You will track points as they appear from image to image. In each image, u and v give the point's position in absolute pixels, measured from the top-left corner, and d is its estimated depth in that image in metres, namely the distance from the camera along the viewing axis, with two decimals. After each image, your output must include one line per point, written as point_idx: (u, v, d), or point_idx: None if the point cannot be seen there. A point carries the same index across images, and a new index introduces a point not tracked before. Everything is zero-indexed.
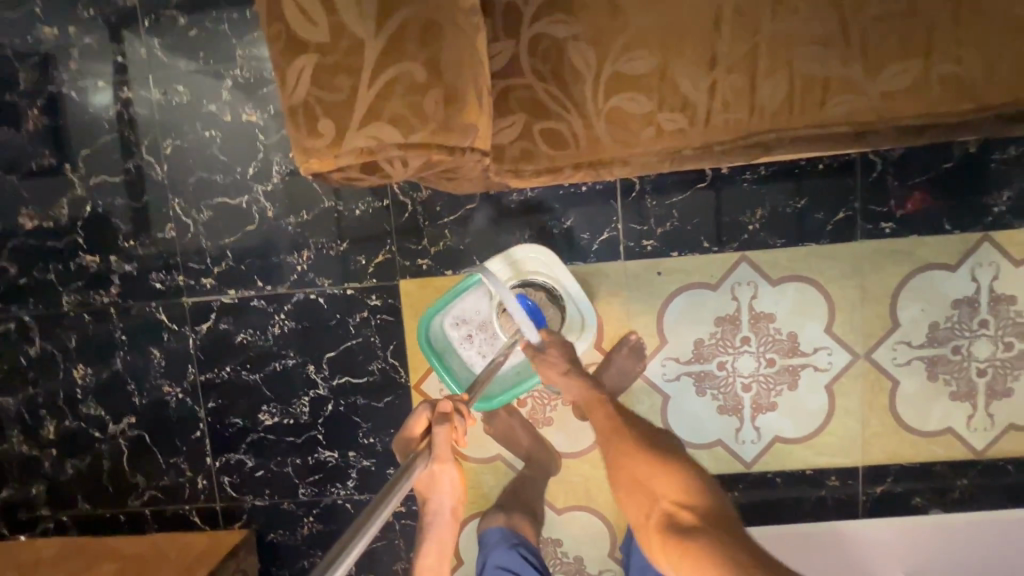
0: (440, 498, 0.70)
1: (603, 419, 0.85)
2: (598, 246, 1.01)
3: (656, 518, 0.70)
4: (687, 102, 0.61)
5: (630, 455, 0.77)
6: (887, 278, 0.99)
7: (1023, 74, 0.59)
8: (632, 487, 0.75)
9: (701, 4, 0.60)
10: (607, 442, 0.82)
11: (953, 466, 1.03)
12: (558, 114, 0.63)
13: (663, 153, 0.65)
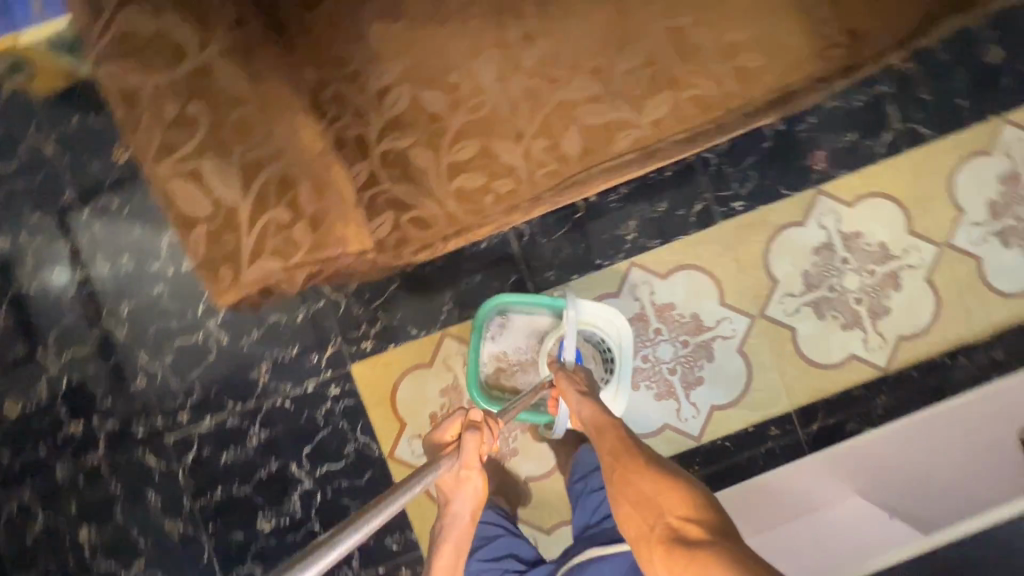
0: (463, 498, 0.87)
1: (612, 438, 0.84)
2: (510, 288, 1.16)
3: (659, 533, 0.66)
4: (511, 168, 0.79)
5: (635, 469, 0.75)
6: (754, 246, 1.16)
7: (743, 83, 0.78)
8: (635, 503, 0.72)
9: (498, 97, 0.79)
10: (613, 460, 0.80)
11: (868, 387, 1.16)
12: (417, 203, 0.79)
13: (508, 211, 0.80)
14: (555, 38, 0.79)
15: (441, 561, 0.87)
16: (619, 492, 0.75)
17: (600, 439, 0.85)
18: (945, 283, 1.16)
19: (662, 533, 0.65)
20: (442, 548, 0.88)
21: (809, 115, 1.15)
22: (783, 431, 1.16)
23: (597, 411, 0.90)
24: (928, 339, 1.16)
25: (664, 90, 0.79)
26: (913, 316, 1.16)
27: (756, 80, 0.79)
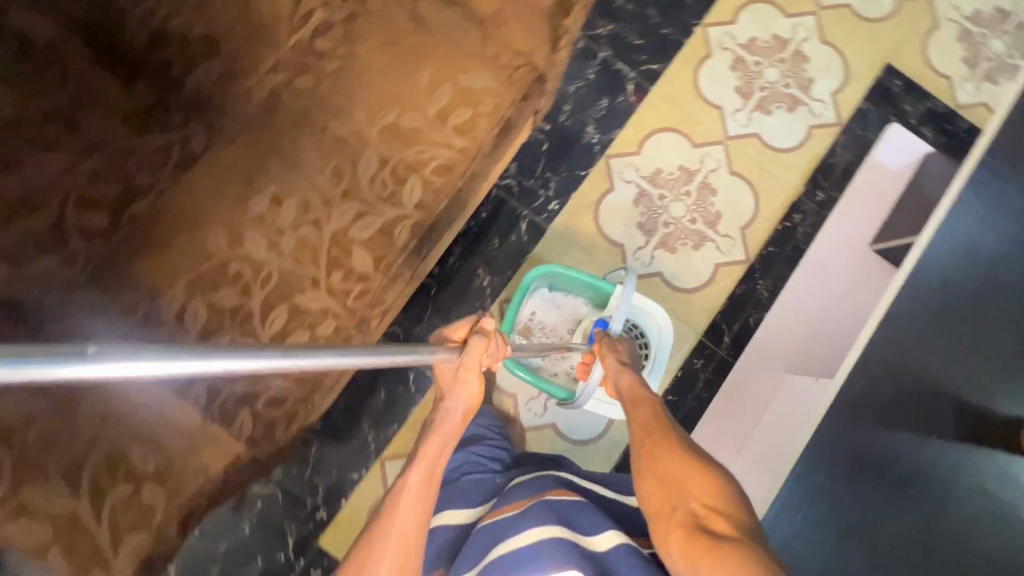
0: (455, 405, 0.84)
1: (651, 420, 0.89)
2: (415, 386, 1.20)
3: (681, 515, 0.71)
4: (326, 310, 0.85)
5: (664, 454, 0.80)
6: (587, 229, 1.27)
7: (466, 135, 0.88)
8: (655, 487, 0.77)
9: (280, 260, 0.84)
10: (644, 441, 0.85)
11: (745, 281, 1.26)
12: (264, 382, 0.82)
13: (344, 344, 0.86)
14: (299, 187, 0.86)
15: (430, 450, 0.80)
16: (642, 471, 0.81)
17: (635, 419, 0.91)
18: (746, 166, 1.30)
19: (681, 514, 0.70)
20: (425, 453, 0.79)
21: (563, 105, 1.28)
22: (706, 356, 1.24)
23: (643, 395, 0.95)
24: (763, 215, 1.28)
25: (410, 176, 0.87)
26: (741, 205, 1.29)
27: (475, 133, 0.88)
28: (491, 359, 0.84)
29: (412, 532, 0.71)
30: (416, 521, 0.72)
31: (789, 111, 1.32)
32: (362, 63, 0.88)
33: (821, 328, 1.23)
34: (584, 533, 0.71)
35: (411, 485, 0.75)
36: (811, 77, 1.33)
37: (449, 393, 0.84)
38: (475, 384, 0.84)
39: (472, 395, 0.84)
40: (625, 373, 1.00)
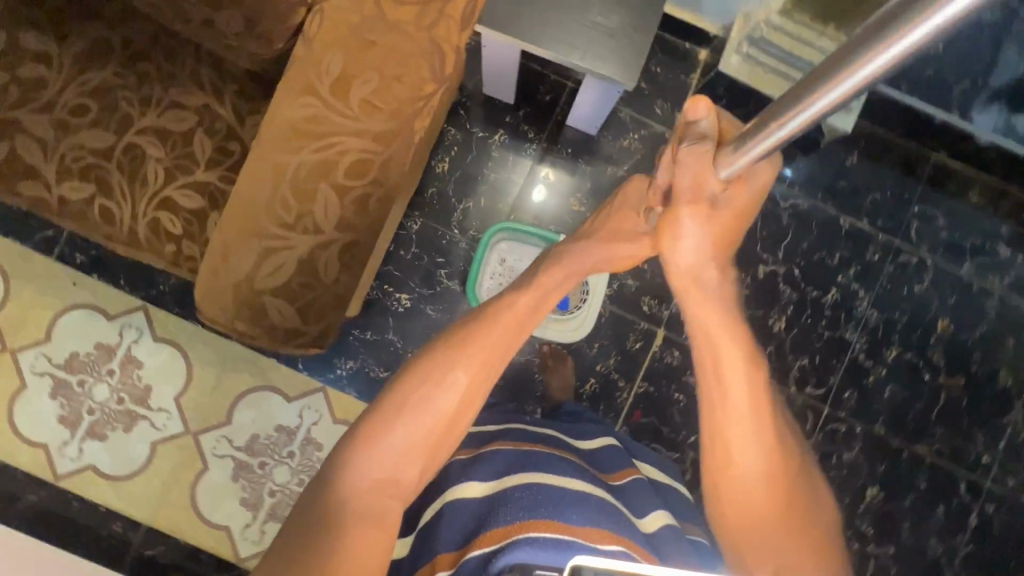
0: (551, 270, 0.80)
1: (739, 392, 0.70)
2: (39, 236, 1.16)
3: (761, 501, 0.66)
4: None
5: (738, 417, 0.69)
6: (240, 380, 1.18)
7: (148, 233, 0.82)
8: (736, 499, 0.67)
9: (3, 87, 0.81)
10: (726, 415, 0.69)
11: (213, 560, 1.15)
12: None
13: None
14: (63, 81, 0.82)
15: (522, 305, 0.76)
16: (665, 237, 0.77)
17: (731, 389, 0.69)
18: None
19: (763, 506, 0.65)
20: (542, 284, 0.79)
21: (368, 332, 1.18)
22: (118, 534, 1.15)
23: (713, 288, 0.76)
24: None
25: (91, 182, 0.81)
26: None
27: (154, 243, 0.82)
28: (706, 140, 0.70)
29: (459, 381, 0.68)
30: (502, 338, 0.72)
31: None
32: (206, 110, 0.83)
33: None
34: (638, 512, 0.66)
35: (489, 338, 0.72)
36: None
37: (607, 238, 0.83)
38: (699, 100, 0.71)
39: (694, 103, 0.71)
40: (710, 299, 0.76)
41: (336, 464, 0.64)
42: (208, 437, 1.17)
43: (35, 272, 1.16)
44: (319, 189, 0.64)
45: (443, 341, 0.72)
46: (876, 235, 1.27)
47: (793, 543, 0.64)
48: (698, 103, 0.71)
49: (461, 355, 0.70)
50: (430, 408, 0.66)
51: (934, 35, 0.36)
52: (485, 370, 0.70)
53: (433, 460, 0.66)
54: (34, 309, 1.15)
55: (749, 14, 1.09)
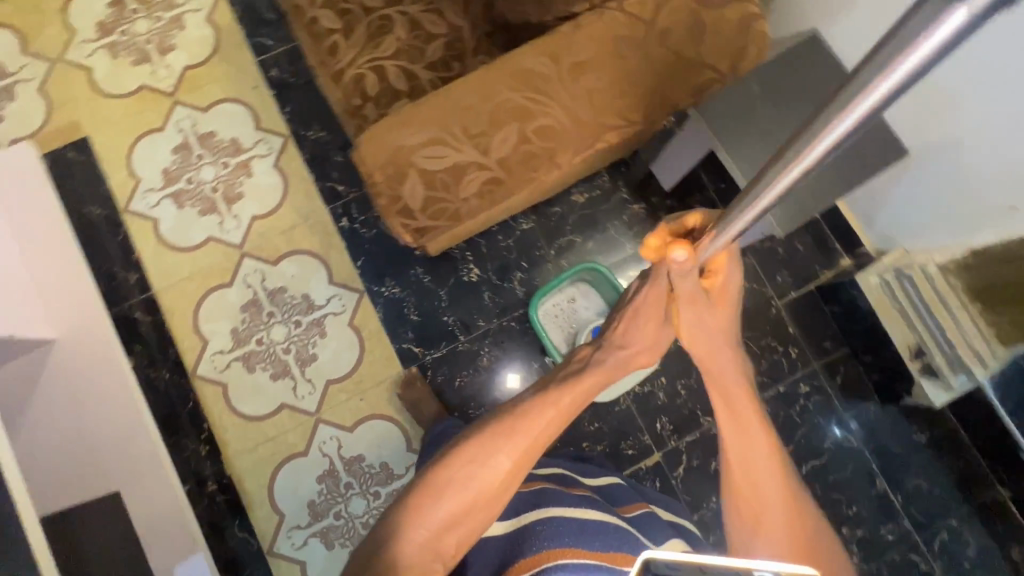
0: (606, 366, 0.75)
1: (755, 436, 0.62)
2: (259, 39, 1.33)
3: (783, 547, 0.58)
4: None
5: (756, 448, 0.62)
6: (307, 239, 1.26)
7: (350, 79, 0.94)
8: (771, 556, 0.58)
9: None
10: (740, 458, 0.61)
11: (176, 357, 1.21)
12: None
13: None
14: None
15: (563, 400, 0.70)
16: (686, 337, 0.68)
17: (745, 442, 0.62)
18: (276, 420, 1.18)
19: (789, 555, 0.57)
20: (583, 383, 0.73)
21: (428, 277, 1.25)
22: (130, 284, 1.23)
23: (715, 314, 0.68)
24: (219, 411, 1.19)
25: (342, 21, 0.95)
26: (251, 400, 1.19)
27: (348, 88, 0.93)
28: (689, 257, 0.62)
29: (501, 467, 0.65)
30: (549, 429, 0.69)
31: (307, 501, 1.17)
32: (456, 29, 0.96)
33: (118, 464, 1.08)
34: (659, 539, 0.71)
35: (535, 429, 0.68)
36: (331, 549, 1.15)
37: (627, 339, 0.76)
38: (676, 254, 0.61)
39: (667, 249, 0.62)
40: (727, 354, 0.67)
41: (386, 531, 0.62)
42: (250, 263, 1.24)
43: (237, 61, 1.32)
44: (507, 124, 0.72)
45: (490, 422, 0.69)
46: (903, 519, 1.20)
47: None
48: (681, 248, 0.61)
49: (509, 439, 0.66)
50: (473, 483, 0.64)
51: (932, 65, 0.28)
52: (530, 456, 0.67)
53: (473, 532, 0.63)
54: (215, 86, 1.32)
55: (912, 254, 1.10)
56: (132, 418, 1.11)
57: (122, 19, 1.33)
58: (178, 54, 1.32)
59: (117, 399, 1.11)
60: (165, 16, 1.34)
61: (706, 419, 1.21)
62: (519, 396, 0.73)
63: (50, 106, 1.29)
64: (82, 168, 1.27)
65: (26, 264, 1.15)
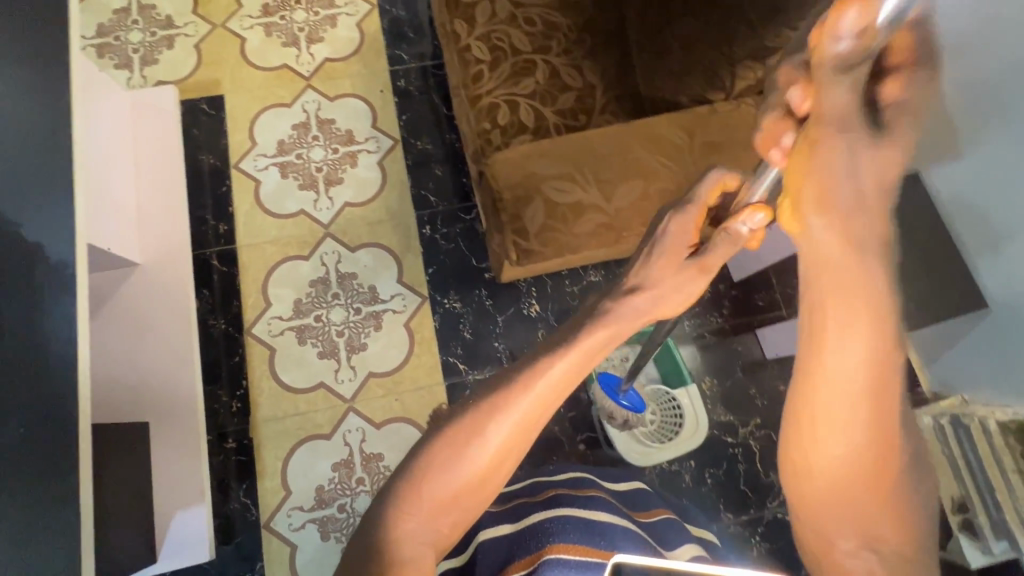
0: (621, 318, 0.67)
1: (854, 353, 0.45)
2: (397, 52, 1.45)
3: (845, 477, 0.47)
4: None
5: (846, 361, 0.45)
6: (388, 236, 1.32)
7: (487, 105, 1.02)
8: (823, 481, 0.49)
9: None
10: (828, 384, 0.46)
11: (236, 312, 1.24)
12: None
13: None
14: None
15: (558, 370, 0.63)
16: (810, 186, 0.43)
17: (839, 362, 0.46)
18: (311, 397, 1.20)
19: (848, 482, 0.48)
20: (586, 342, 0.65)
21: (490, 300, 1.28)
22: (217, 233, 1.29)
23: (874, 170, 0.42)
24: (260, 373, 1.21)
25: (492, 54, 1.05)
26: (292, 370, 1.21)
27: (483, 112, 1.01)
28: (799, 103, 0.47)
29: (484, 455, 0.61)
30: (535, 412, 0.63)
31: (316, 484, 1.16)
32: (592, 86, 1.04)
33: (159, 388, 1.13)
34: (670, 546, 0.81)
35: (523, 407, 0.62)
36: (325, 540, 1.14)
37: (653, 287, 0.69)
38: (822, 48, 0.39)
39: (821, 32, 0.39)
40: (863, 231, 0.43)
41: (380, 515, 0.61)
42: (329, 243, 1.30)
43: (372, 65, 1.44)
44: (634, 179, 0.78)
45: (478, 399, 0.64)
46: None
47: (899, 528, 0.47)
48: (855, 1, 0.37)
49: (497, 419, 0.62)
50: (457, 468, 0.61)
51: None
52: (525, 436, 0.62)
53: (465, 508, 0.62)
54: (346, 80, 1.43)
55: (972, 405, 1.09)
56: (184, 347, 1.16)
57: (284, 5, 1.47)
58: (322, 46, 1.45)
59: (178, 332, 1.16)
60: (321, 12, 1.47)
61: (725, 514, 1.19)
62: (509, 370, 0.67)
63: (199, 62, 1.41)
64: (209, 121, 1.37)
65: (138, 185, 1.24)
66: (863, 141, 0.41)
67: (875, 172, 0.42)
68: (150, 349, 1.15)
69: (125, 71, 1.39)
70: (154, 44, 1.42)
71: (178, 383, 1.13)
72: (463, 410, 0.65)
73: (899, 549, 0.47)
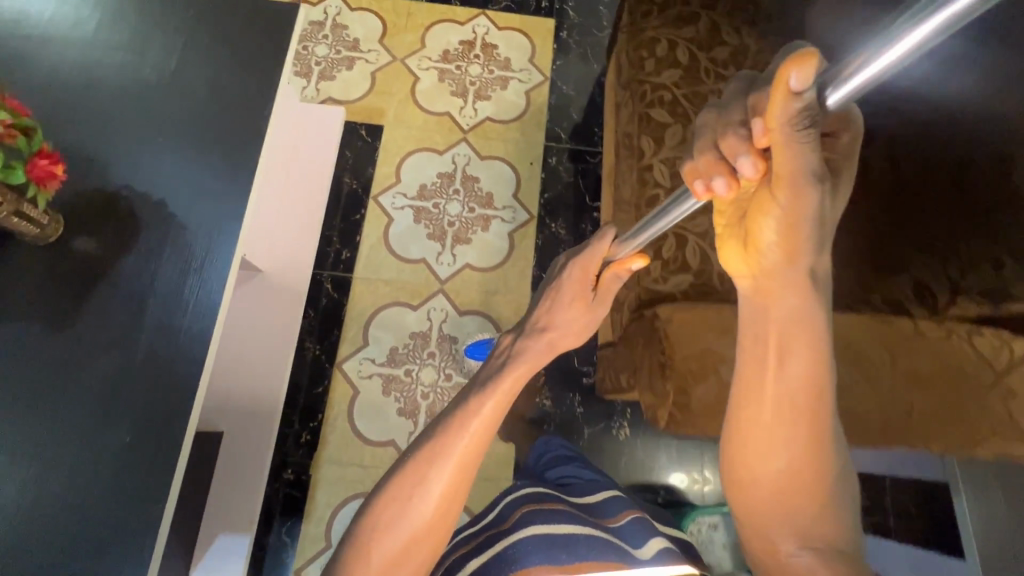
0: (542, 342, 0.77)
1: (786, 366, 0.58)
2: (555, 130, 1.45)
3: (781, 479, 0.59)
4: (661, 96, 1.07)
5: (778, 375, 0.58)
6: (498, 309, 1.28)
7: (658, 233, 0.97)
8: (761, 485, 0.61)
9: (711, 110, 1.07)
10: (771, 397, 0.59)
11: (333, 341, 1.23)
12: (667, 97, 1.07)
13: (639, 90, 1.09)
14: None
15: (494, 404, 0.67)
16: (779, 225, 0.55)
17: (779, 379, 0.58)
18: (379, 452, 1.16)
19: (781, 485, 0.59)
20: (509, 376, 0.71)
21: (582, 408, 1.22)
22: (338, 258, 1.29)
23: (806, 215, 0.53)
24: (338, 411, 1.18)
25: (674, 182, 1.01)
26: (369, 419, 1.18)
27: (651, 240, 0.97)
28: (758, 139, 0.50)
29: (433, 500, 0.62)
30: (474, 444, 0.65)
31: None
32: None
33: (244, 403, 1.13)
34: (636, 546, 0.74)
35: (461, 447, 0.64)
36: None
37: (559, 324, 0.79)
38: (779, 121, 0.46)
39: (774, 112, 0.46)
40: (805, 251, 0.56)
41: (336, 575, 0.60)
42: (440, 300, 1.28)
43: (529, 136, 1.44)
44: None
45: (418, 454, 0.65)
46: None
47: (826, 526, 0.58)
48: (805, 64, 0.43)
49: (445, 462, 0.63)
50: (406, 522, 0.61)
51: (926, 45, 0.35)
52: (468, 467, 0.65)
53: (425, 548, 0.62)
54: (500, 143, 1.43)
55: None
56: (277, 368, 1.16)
57: (464, 57, 1.51)
58: (488, 105, 1.46)
59: (277, 351, 1.16)
60: (496, 72, 1.50)
61: None
62: (440, 417, 0.69)
63: (371, 89, 1.45)
64: (363, 147, 1.39)
65: (282, 197, 1.28)
66: (806, 192, 0.52)
67: (813, 217, 0.54)
68: (246, 361, 1.15)
69: (302, 80, 1.45)
70: (336, 62, 1.47)
71: (263, 403, 1.13)
72: (405, 458, 0.66)
73: (829, 542, 0.57)
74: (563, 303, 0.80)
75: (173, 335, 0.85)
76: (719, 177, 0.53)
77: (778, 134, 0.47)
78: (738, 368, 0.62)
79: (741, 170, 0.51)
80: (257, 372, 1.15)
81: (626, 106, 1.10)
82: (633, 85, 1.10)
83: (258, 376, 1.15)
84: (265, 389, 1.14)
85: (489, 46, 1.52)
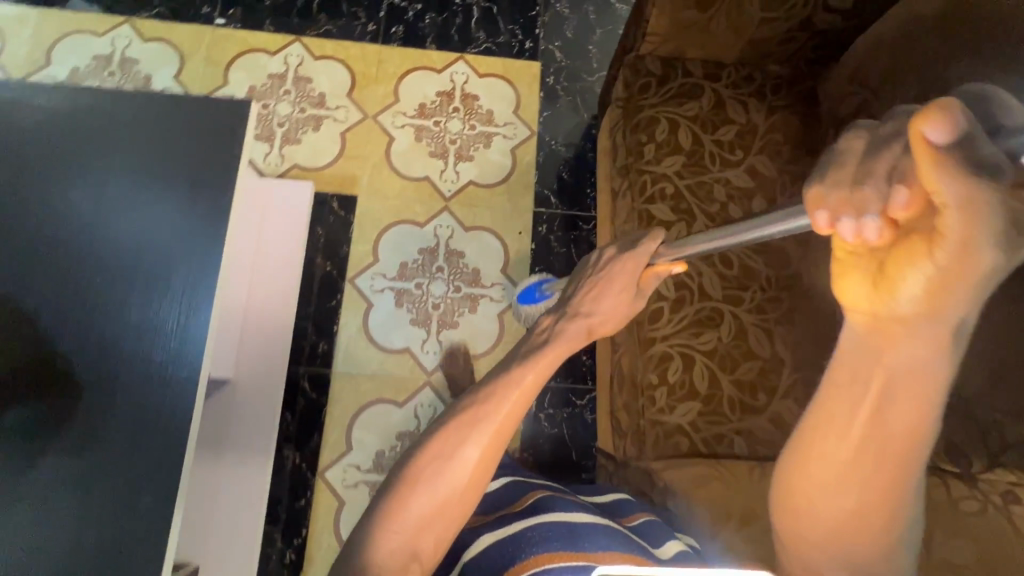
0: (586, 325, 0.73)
1: (896, 408, 0.49)
2: (545, 193, 1.34)
3: (843, 511, 0.52)
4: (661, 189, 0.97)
5: (886, 412, 0.49)
6: None
7: (666, 358, 0.89)
8: (816, 515, 0.54)
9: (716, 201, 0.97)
10: (865, 428, 0.50)
11: (314, 446, 1.15)
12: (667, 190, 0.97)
13: (638, 183, 0.98)
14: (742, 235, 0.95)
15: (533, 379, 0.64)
16: (917, 278, 0.44)
17: (881, 418, 0.50)
18: None
19: (843, 518, 0.52)
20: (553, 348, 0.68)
21: None
22: (314, 351, 1.20)
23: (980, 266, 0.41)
24: (323, 525, 1.11)
25: (680, 294, 0.92)
26: None
27: (658, 365, 0.89)
28: (904, 196, 0.41)
29: (473, 459, 0.59)
30: (514, 413, 0.62)
31: None
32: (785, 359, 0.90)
33: (224, 527, 1.07)
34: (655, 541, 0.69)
35: (504, 410, 0.62)
36: None
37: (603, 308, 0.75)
38: (937, 181, 0.37)
39: (929, 171, 0.37)
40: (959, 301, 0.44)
41: (366, 531, 0.56)
42: (427, 394, 1.19)
43: (517, 200, 1.33)
44: None
45: (458, 410, 0.63)
46: None
47: (883, 568, 0.53)
48: (948, 113, 0.35)
49: (478, 433, 0.60)
50: (445, 479, 0.58)
51: None
52: (499, 443, 0.61)
53: (452, 526, 0.58)
54: (486, 210, 1.32)
55: None
56: (257, 483, 1.09)
57: (442, 110, 1.37)
58: (471, 166, 1.34)
59: (253, 463, 1.10)
60: (478, 127, 1.37)
61: None
62: (484, 377, 0.66)
63: (341, 153, 1.32)
64: (336, 221, 1.28)
65: (249, 296, 1.19)
66: (983, 255, 0.41)
67: (982, 280, 0.42)
68: (222, 480, 1.09)
69: (265, 145, 1.31)
70: (300, 122, 1.34)
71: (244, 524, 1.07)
72: (442, 419, 0.63)
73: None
74: (610, 289, 0.76)
75: (123, 513, 0.74)
76: (846, 217, 0.43)
77: (936, 188, 0.37)
78: (827, 378, 0.53)
79: (868, 225, 0.42)
80: (235, 491, 1.09)
81: (626, 201, 1.00)
82: (631, 175, 0.99)
83: (237, 495, 1.09)
84: (246, 508, 1.08)
85: (469, 97, 1.39)
